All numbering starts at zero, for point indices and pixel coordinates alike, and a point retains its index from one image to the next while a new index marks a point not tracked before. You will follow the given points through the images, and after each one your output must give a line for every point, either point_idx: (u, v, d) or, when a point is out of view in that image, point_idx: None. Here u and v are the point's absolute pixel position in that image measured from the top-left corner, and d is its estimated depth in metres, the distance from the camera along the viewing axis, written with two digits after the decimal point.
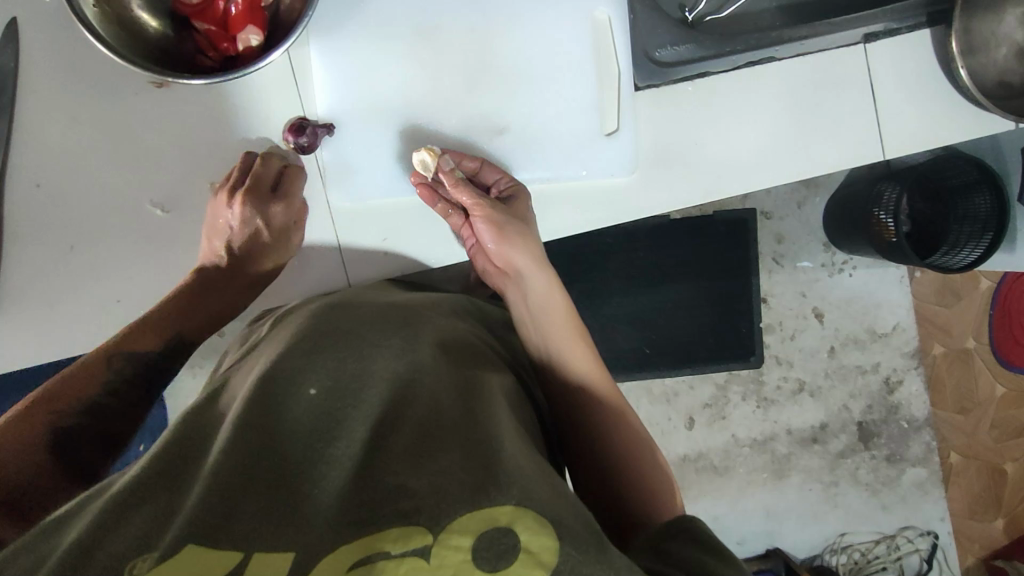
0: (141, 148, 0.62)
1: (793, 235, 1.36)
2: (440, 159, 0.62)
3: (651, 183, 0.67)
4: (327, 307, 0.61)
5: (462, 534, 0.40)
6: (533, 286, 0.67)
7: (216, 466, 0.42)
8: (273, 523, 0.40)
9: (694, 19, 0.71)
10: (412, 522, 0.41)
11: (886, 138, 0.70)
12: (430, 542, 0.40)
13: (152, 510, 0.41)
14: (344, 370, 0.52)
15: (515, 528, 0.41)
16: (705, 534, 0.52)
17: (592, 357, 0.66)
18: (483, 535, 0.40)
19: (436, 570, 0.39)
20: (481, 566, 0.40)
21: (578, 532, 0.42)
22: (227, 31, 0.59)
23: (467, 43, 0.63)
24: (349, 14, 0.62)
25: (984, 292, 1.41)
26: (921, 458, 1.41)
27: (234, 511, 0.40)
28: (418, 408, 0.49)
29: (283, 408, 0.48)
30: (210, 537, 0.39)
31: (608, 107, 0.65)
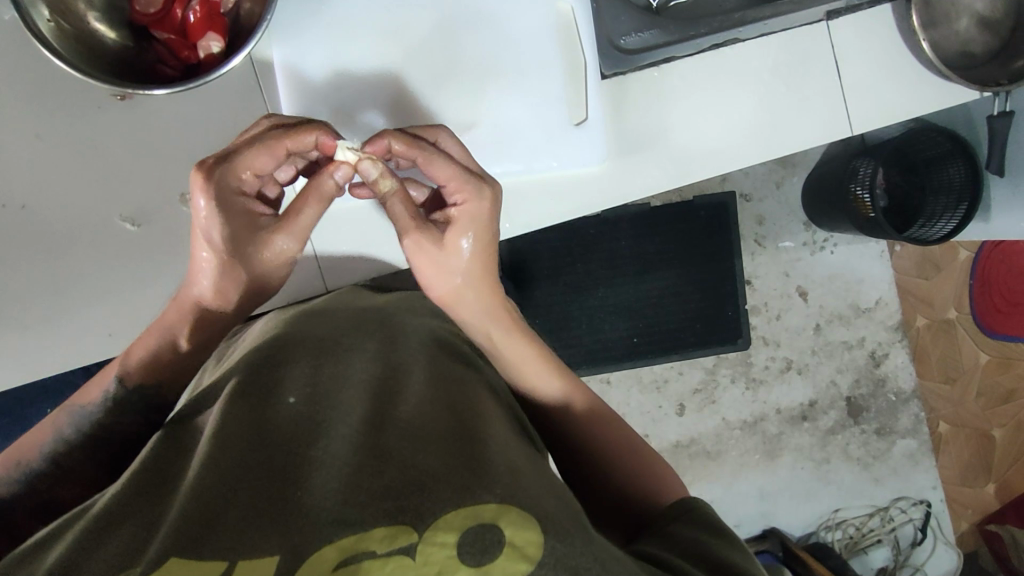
0: (109, 162, 0.62)
1: (772, 216, 1.37)
2: (363, 162, 0.54)
3: (624, 170, 0.67)
4: (301, 319, 0.62)
5: (447, 531, 0.40)
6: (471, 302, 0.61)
7: (199, 479, 0.43)
8: (254, 526, 0.40)
9: (659, 5, 0.70)
10: (397, 520, 0.40)
11: (853, 114, 0.70)
12: (415, 539, 0.40)
13: (135, 526, 0.41)
14: (323, 379, 0.53)
15: (498, 523, 0.41)
16: (710, 516, 0.53)
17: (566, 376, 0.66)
18: (468, 530, 0.40)
19: (421, 567, 0.39)
20: (466, 560, 0.40)
21: (565, 525, 0.43)
22: (186, 39, 0.58)
23: (433, 39, 0.63)
24: (313, 17, 0.62)
25: (962, 262, 1.43)
26: (910, 429, 1.43)
27: (218, 523, 0.40)
28: (401, 411, 0.49)
29: (262, 416, 0.48)
30: (192, 549, 0.39)
31: (575, 97, 0.65)
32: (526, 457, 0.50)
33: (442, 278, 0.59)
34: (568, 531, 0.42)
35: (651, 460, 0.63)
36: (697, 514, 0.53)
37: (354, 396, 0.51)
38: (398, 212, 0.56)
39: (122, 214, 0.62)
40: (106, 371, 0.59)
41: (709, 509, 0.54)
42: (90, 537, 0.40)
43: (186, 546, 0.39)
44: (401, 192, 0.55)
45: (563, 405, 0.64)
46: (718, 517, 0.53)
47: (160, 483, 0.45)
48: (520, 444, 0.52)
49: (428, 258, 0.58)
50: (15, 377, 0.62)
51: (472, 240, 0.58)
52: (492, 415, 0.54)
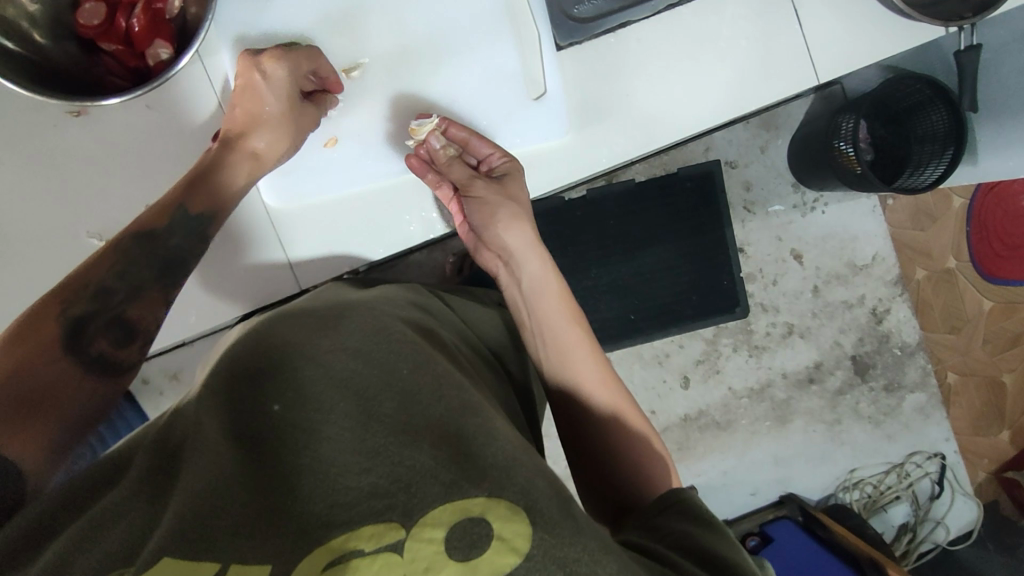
0: (71, 180, 0.61)
1: (760, 181, 1.36)
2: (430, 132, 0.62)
3: (590, 142, 0.67)
4: (285, 315, 0.61)
5: (434, 526, 0.40)
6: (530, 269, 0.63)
7: (190, 484, 0.42)
8: (247, 533, 0.40)
9: None
10: (386, 519, 0.40)
11: (818, 64, 0.69)
12: (403, 536, 0.40)
13: (125, 531, 0.41)
14: (314, 369, 0.51)
15: (487, 517, 0.41)
16: (701, 508, 0.51)
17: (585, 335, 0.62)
18: (456, 526, 0.40)
19: (409, 564, 0.39)
20: (454, 555, 0.40)
21: (553, 513, 0.42)
22: (133, 48, 0.58)
23: (381, 25, 0.61)
24: (254, 17, 0.60)
25: (957, 209, 1.42)
26: (919, 383, 1.42)
27: (209, 526, 0.40)
28: (393, 405, 0.49)
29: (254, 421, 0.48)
30: (185, 550, 0.38)
31: (532, 71, 0.64)
32: (517, 442, 0.49)
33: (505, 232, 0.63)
34: (566, 518, 0.42)
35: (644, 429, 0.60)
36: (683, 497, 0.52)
37: (343, 386, 0.50)
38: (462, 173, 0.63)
39: (89, 232, 0.62)
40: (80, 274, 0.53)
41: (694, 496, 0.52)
42: (85, 536, 0.40)
43: (179, 551, 0.38)
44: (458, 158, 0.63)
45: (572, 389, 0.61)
46: (705, 506, 0.51)
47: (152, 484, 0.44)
48: (514, 430, 0.51)
49: (496, 201, 0.63)
50: None
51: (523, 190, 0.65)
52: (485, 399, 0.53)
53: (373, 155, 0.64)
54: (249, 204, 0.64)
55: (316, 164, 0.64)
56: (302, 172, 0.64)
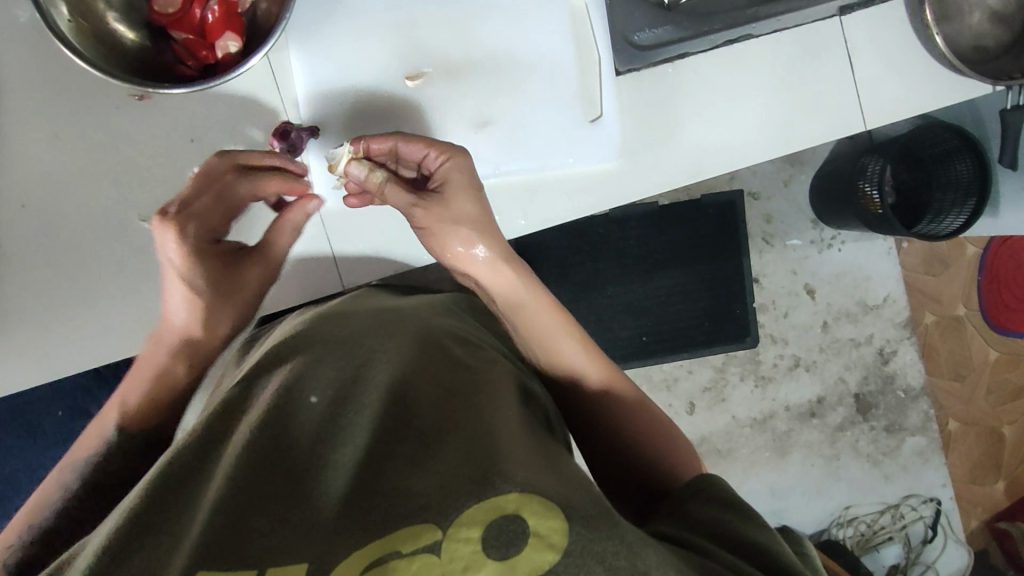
0: (126, 161, 0.62)
1: (781, 214, 1.38)
2: (351, 164, 0.58)
3: (640, 167, 0.67)
4: (320, 317, 0.61)
5: (471, 525, 0.40)
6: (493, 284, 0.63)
7: (223, 484, 0.42)
8: (286, 528, 0.40)
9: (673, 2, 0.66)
10: (421, 519, 0.40)
11: (866, 109, 0.70)
12: (440, 536, 0.40)
13: (160, 535, 0.40)
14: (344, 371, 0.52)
15: (522, 513, 0.41)
16: (726, 490, 0.53)
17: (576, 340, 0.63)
18: (493, 524, 0.40)
19: (447, 564, 0.39)
20: (492, 555, 0.39)
21: (590, 511, 0.42)
22: (204, 39, 0.58)
23: (447, 37, 0.62)
24: (326, 18, 0.61)
25: (970, 258, 1.44)
26: (920, 426, 1.43)
27: (246, 529, 0.40)
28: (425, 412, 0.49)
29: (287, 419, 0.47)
30: (223, 558, 0.38)
31: (589, 94, 0.65)
32: (548, 448, 0.49)
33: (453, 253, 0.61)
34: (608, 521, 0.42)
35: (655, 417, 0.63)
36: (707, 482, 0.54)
37: (376, 388, 0.50)
38: (396, 198, 0.59)
39: (140, 214, 0.63)
40: (142, 373, 0.57)
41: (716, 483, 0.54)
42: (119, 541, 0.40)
43: (219, 554, 0.39)
44: (390, 181, 0.58)
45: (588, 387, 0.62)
46: (734, 493, 0.53)
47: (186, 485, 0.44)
48: (543, 435, 0.51)
49: (438, 221, 0.60)
50: (42, 375, 0.63)
51: (470, 196, 0.60)
52: (516, 403, 0.53)
53: None
54: None
55: None
56: None
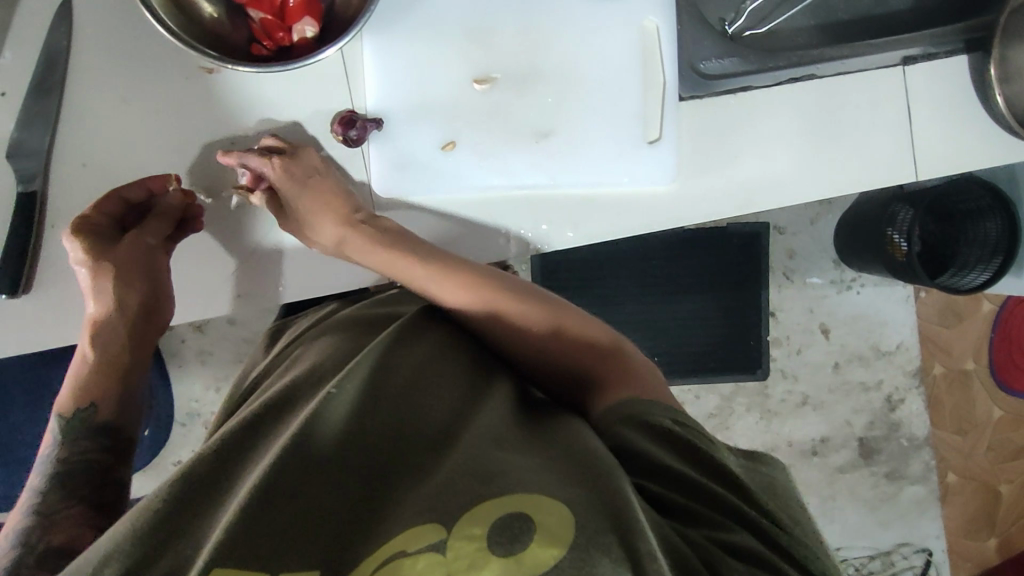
0: (188, 133, 0.63)
1: (804, 251, 1.38)
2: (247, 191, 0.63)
3: (691, 192, 0.67)
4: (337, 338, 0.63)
5: (476, 523, 0.41)
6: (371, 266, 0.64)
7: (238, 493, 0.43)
8: (306, 535, 0.41)
9: (733, 33, 0.73)
10: (429, 520, 0.41)
11: (920, 160, 0.71)
12: (446, 535, 0.40)
13: (179, 544, 0.41)
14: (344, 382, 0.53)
15: (526, 510, 0.41)
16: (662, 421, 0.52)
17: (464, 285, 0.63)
18: (497, 522, 0.41)
19: (453, 563, 0.40)
20: (498, 551, 0.40)
21: (583, 495, 0.43)
22: (282, 21, 0.59)
23: (519, 45, 0.63)
24: (402, 13, 0.61)
25: (987, 315, 1.44)
26: (920, 476, 1.43)
27: (263, 528, 0.41)
28: (427, 425, 0.51)
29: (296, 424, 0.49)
30: (241, 554, 0.39)
31: (652, 115, 0.65)
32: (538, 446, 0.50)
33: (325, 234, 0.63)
34: (611, 512, 0.42)
35: (603, 341, 0.62)
36: (648, 413, 0.52)
37: (376, 396, 0.51)
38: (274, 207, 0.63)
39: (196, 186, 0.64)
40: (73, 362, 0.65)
41: (660, 415, 0.53)
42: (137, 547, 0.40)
43: (238, 550, 0.39)
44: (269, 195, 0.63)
45: (515, 328, 0.61)
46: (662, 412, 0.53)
47: (201, 494, 0.44)
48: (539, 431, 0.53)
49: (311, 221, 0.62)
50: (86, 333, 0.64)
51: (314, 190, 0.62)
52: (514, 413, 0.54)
53: (483, 165, 0.64)
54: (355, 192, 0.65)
55: (430, 166, 0.63)
56: (418, 170, 0.64)
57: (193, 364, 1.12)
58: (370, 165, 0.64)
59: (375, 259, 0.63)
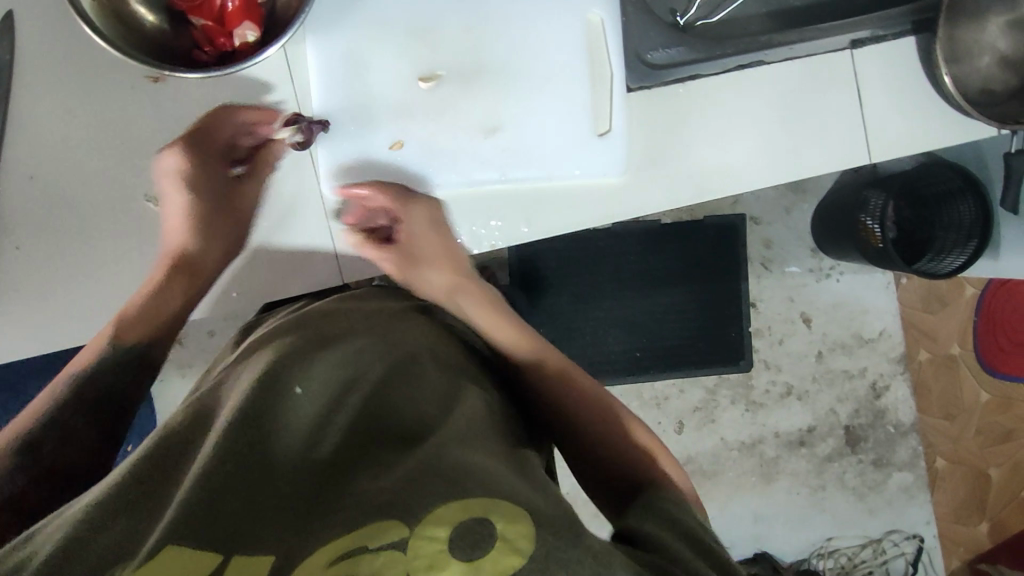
0: (138, 140, 0.62)
1: (781, 241, 1.38)
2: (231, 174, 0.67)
3: (644, 183, 0.67)
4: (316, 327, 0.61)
5: (438, 524, 0.39)
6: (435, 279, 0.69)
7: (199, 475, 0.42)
8: (254, 524, 0.41)
9: (685, 23, 0.73)
10: (388, 515, 0.40)
11: (872, 143, 0.71)
12: (407, 534, 0.38)
13: (135, 519, 0.40)
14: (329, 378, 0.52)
15: (491, 516, 0.39)
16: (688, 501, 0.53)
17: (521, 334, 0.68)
18: (460, 524, 0.39)
19: (410, 561, 0.37)
20: (458, 556, 0.38)
21: (554, 514, 0.42)
22: (222, 27, 0.59)
23: (462, 42, 0.63)
24: (344, 14, 0.62)
25: (968, 299, 1.44)
26: (907, 463, 1.43)
27: (218, 517, 0.40)
28: (406, 430, 0.49)
29: (275, 418, 0.48)
30: (189, 535, 0.38)
31: (600, 107, 0.65)
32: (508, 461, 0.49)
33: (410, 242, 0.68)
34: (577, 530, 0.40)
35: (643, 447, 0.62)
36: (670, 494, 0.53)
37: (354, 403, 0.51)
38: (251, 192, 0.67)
39: (147, 193, 0.63)
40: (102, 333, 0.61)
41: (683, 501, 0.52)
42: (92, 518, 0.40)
43: (191, 532, 0.38)
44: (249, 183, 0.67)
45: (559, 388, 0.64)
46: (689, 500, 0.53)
47: (166, 477, 0.44)
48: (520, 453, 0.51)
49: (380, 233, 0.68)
50: (41, 346, 0.64)
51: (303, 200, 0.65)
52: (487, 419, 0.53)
53: (432, 164, 0.64)
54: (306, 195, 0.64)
55: (381, 167, 0.64)
56: (368, 170, 0.64)
57: (168, 377, 1.12)
58: (316, 168, 0.63)
59: (445, 267, 0.69)
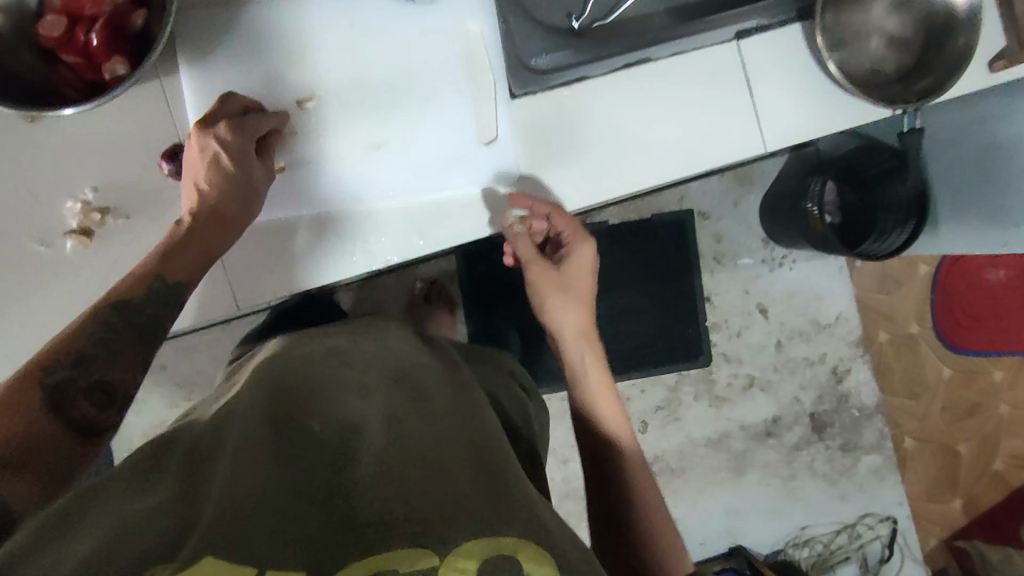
0: (17, 183, 0.60)
1: (731, 234, 1.38)
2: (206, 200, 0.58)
3: (538, 188, 0.68)
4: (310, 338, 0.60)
5: (467, 556, 0.39)
6: (556, 297, 0.71)
7: (235, 482, 0.39)
8: (286, 542, 0.38)
9: (582, 27, 0.68)
10: (420, 542, 0.38)
11: (765, 132, 0.71)
12: (436, 561, 0.38)
13: (167, 524, 0.37)
14: (358, 396, 0.50)
15: (518, 555, 0.39)
16: None
17: (604, 379, 0.72)
18: (488, 559, 0.39)
19: None
20: None
21: (570, 557, 0.41)
22: (91, 63, 0.58)
23: (341, 61, 0.63)
24: (219, 42, 0.62)
25: (923, 277, 1.43)
26: (876, 445, 1.43)
27: (250, 529, 0.37)
28: (429, 444, 0.46)
29: (302, 433, 0.45)
30: (229, 546, 0.35)
31: (484, 116, 0.65)
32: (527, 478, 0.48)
33: (579, 269, 0.72)
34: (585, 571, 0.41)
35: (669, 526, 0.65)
36: None
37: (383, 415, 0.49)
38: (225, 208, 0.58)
39: (32, 236, 0.61)
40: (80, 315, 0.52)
41: None
42: (105, 531, 0.36)
43: (225, 542, 0.35)
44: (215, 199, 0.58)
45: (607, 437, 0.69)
46: None
47: (198, 481, 0.40)
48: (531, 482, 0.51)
49: (574, 261, 0.72)
50: None
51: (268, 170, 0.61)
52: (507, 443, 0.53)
53: (318, 184, 0.64)
54: None
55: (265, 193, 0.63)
56: None
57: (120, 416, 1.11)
58: None
59: (580, 302, 0.72)
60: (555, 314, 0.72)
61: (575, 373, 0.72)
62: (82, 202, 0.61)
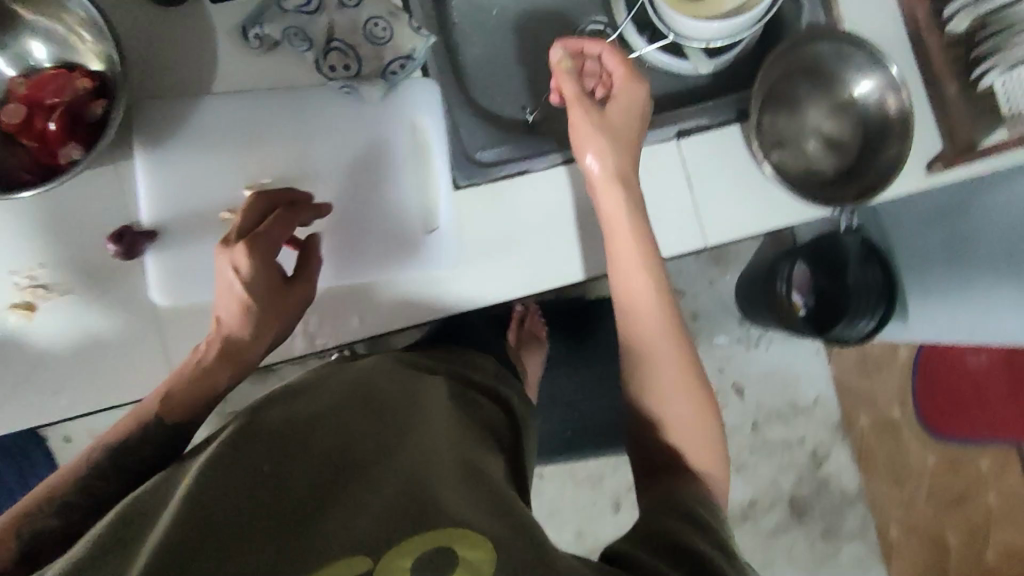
0: None
1: (707, 313, 1.38)
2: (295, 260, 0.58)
3: (476, 273, 0.68)
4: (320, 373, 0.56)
5: (403, 555, 0.35)
6: (595, 133, 0.62)
7: (173, 523, 0.36)
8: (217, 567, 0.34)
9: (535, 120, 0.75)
10: (355, 548, 0.35)
11: (707, 227, 0.73)
12: (370, 565, 0.34)
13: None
14: (310, 416, 0.47)
15: (452, 545, 0.35)
16: (723, 535, 0.48)
17: (643, 241, 0.61)
18: (424, 557, 0.35)
19: None
20: None
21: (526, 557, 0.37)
22: (48, 148, 0.62)
23: (292, 151, 0.66)
24: (177, 129, 0.65)
25: (903, 362, 1.41)
26: (857, 532, 1.39)
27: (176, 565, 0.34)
28: (386, 456, 0.43)
29: (235, 460, 0.42)
30: None
31: (428, 206, 0.68)
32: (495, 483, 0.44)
33: (619, 95, 0.63)
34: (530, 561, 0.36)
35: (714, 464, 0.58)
36: (679, 537, 0.46)
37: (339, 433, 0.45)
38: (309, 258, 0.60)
39: None
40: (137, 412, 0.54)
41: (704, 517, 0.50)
42: None
43: None
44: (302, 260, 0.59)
45: (633, 332, 0.60)
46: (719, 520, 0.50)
47: (134, 532, 0.38)
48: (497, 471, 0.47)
49: (587, 137, 0.62)
50: None
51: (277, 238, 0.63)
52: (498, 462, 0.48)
53: None
54: (134, 303, 0.64)
55: (206, 274, 0.64)
56: (191, 277, 0.64)
57: None
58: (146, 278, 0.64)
59: (623, 172, 0.62)
60: (586, 116, 0.62)
61: (614, 265, 0.61)
62: (28, 277, 0.63)
